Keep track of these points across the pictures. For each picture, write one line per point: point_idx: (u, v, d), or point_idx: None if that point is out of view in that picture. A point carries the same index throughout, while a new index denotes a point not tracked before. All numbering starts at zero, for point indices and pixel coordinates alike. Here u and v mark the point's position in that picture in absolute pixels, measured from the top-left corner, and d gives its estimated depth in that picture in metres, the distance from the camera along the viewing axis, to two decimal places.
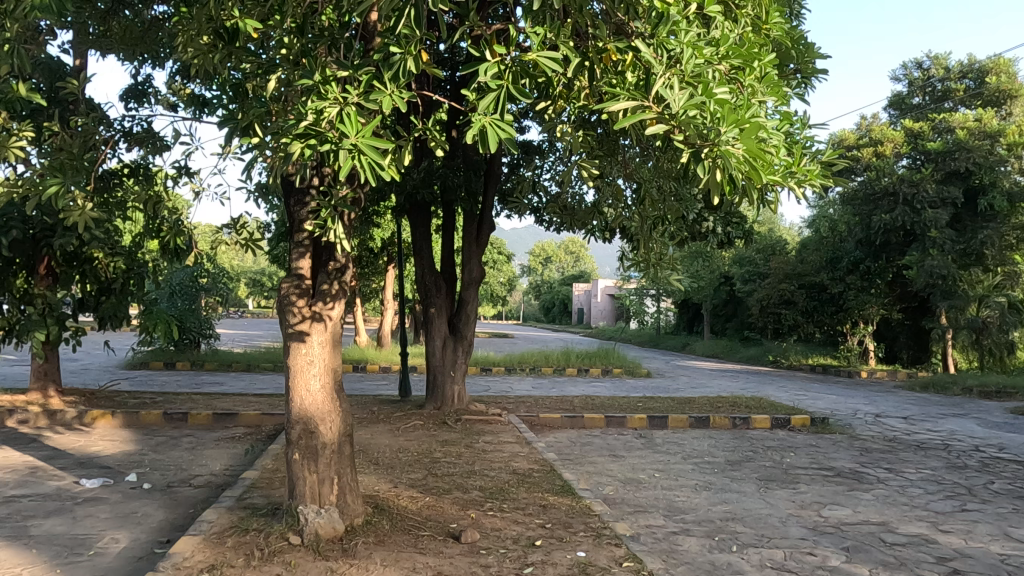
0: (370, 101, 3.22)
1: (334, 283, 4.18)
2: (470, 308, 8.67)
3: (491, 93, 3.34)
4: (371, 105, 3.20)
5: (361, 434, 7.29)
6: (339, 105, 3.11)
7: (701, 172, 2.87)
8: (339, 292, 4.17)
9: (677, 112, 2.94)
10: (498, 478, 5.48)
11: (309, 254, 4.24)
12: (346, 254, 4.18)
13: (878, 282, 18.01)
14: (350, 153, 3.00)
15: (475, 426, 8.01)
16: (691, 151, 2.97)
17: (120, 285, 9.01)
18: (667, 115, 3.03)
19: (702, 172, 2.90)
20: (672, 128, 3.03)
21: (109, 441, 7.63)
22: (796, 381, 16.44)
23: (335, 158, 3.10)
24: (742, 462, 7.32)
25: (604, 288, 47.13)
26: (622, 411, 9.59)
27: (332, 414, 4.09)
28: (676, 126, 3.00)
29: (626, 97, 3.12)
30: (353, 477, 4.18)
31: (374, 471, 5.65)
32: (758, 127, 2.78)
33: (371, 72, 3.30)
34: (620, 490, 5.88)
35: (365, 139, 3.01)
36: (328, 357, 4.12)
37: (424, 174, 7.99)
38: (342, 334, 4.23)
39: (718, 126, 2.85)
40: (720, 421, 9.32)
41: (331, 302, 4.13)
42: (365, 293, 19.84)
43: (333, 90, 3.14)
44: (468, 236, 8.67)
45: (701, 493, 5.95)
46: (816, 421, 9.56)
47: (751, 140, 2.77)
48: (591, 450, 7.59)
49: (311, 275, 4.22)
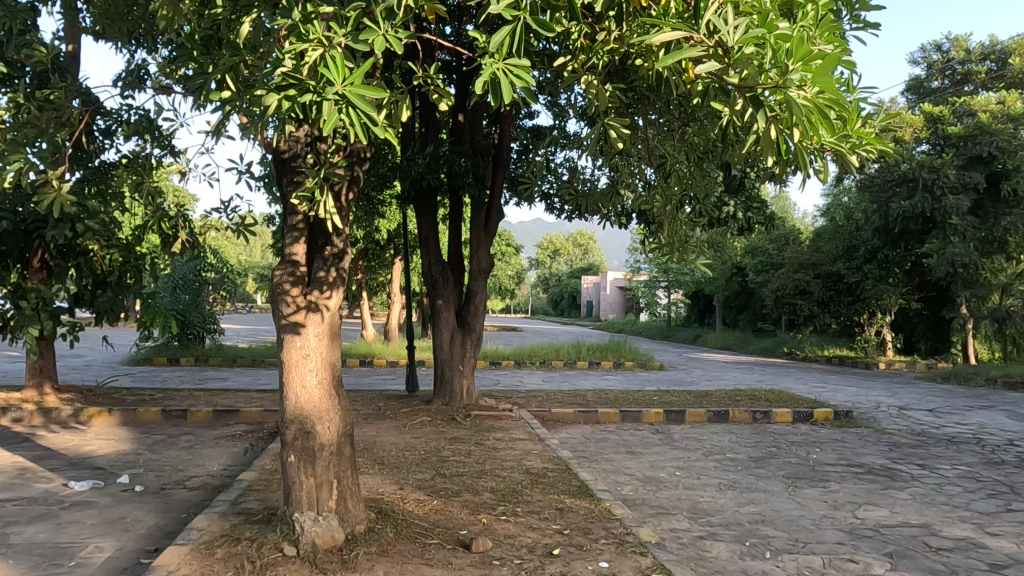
0: (360, 42, 2.85)
1: (330, 270, 3.84)
2: (479, 300, 8.37)
3: (506, 27, 2.96)
4: (361, 46, 2.83)
5: (366, 431, 6.97)
6: (323, 48, 2.76)
7: (762, 119, 2.64)
8: (336, 280, 3.85)
9: (732, 46, 2.63)
10: (510, 478, 5.15)
11: (304, 239, 3.88)
12: (344, 236, 3.85)
13: (897, 271, 17.55)
14: (337, 104, 2.66)
15: (485, 421, 7.68)
16: (750, 97, 2.71)
17: (116, 278, 8.70)
18: (719, 49, 2.69)
19: (764, 120, 2.67)
20: (725, 69, 2.72)
21: (104, 439, 7.33)
22: (813, 372, 16.04)
23: (319, 112, 2.75)
24: (766, 458, 6.96)
25: (613, 281, 46.71)
26: (637, 405, 9.24)
27: (330, 410, 3.75)
28: (730, 64, 2.68)
29: (670, 28, 2.73)
30: (354, 481, 3.85)
31: (379, 472, 5.32)
32: (834, 61, 2.47)
33: (360, 5, 2.90)
34: (641, 490, 5.54)
35: (353, 88, 2.65)
36: (326, 350, 3.78)
37: (429, 159, 7.60)
38: (342, 325, 3.90)
39: (785, 63, 2.55)
40: (739, 415, 8.96)
41: (328, 290, 3.80)
42: (372, 286, 19.54)
43: (315, 30, 2.79)
44: (477, 224, 8.35)
45: (726, 493, 5.60)
46: (840, 414, 9.19)
47: (826, 78, 2.48)
48: (607, 447, 7.24)
49: (306, 261, 3.87)
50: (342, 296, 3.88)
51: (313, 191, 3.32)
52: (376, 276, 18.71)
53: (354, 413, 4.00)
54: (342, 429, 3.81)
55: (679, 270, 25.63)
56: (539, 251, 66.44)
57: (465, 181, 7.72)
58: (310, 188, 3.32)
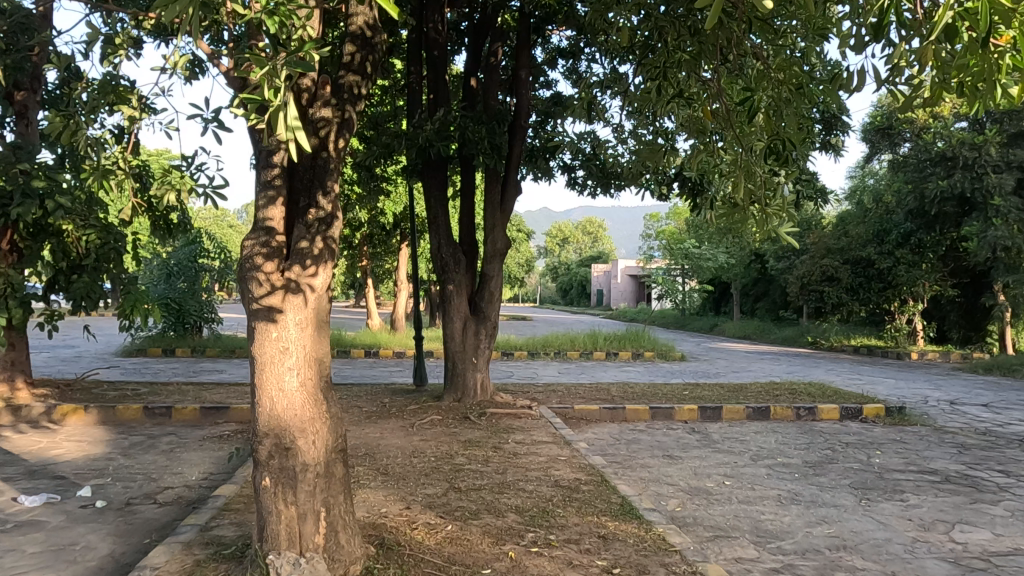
0: None
1: (314, 240, 2.97)
2: (494, 284, 7.52)
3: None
4: None
5: (368, 433, 6.15)
6: None
7: None
8: (323, 253, 2.98)
9: None
10: (539, 494, 4.31)
11: (282, 203, 3.02)
12: (334, 197, 2.98)
13: (931, 256, 16.42)
14: None
15: (503, 420, 6.85)
16: None
17: (93, 261, 7.82)
18: None
19: None
20: None
21: (76, 441, 6.53)
22: (845, 364, 15.12)
23: None
24: (822, 463, 6.12)
25: (625, 269, 45.80)
26: (668, 401, 8.39)
27: (314, 419, 2.91)
28: None
29: None
30: (348, 508, 3.03)
31: (383, 486, 4.50)
32: None
33: None
34: (689, 505, 4.72)
35: None
36: (310, 343, 2.94)
37: (438, 124, 6.69)
38: (330, 312, 3.05)
39: None
40: (782, 412, 8.12)
41: (313, 266, 2.94)
42: (378, 274, 18.76)
43: None
44: (491, 201, 7.46)
45: (790, 509, 4.76)
46: (892, 410, 8.33)
47: None
48: (639, 450, 6.41)
49: (284, 229, 3.01)
50: (330, 271, 3.04)
51: (264, 92, 2.33)
52: (381, 264, 17.89)
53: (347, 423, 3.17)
54: (331, 442, 2.98)
55: (696, 256, 24.73)
56: (548, 240, 65.62)
57: (478, 150, 6.78)
58: (260, 88, 2.32)
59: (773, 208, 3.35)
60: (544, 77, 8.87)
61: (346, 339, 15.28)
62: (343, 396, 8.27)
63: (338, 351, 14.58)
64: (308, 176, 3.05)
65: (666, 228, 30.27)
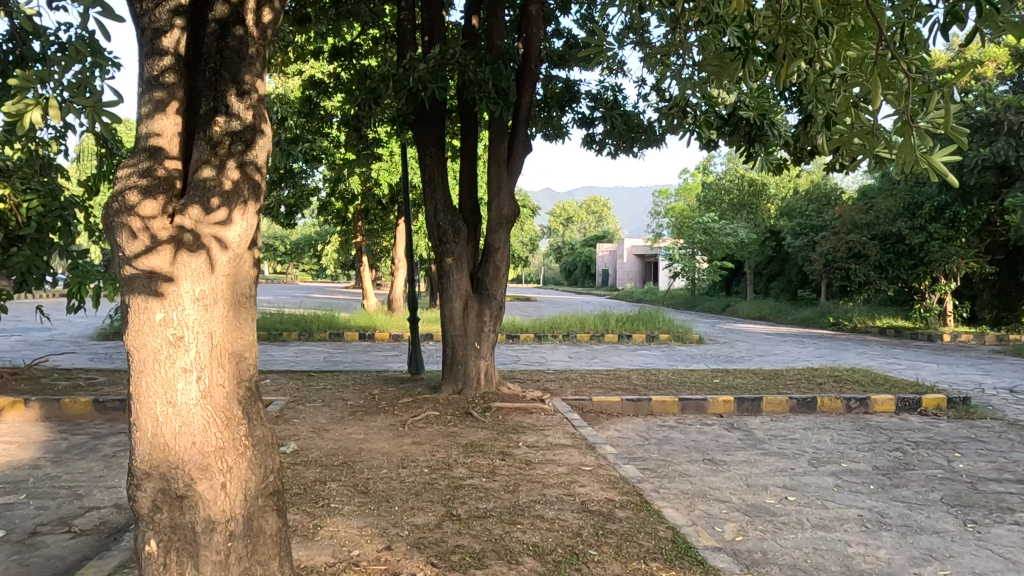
0: None
1: (224, 165, 2.12)
2: (500, 257, 6.44)
3: None
4: None
5: (352, 436, 5.11)
6: None
7: None
8: (233, 192, 2.12)
9: None
10: (562, 525, 3.29)
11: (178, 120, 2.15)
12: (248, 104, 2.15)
13: (967, 231, 15.21)
14: None
15: (512, 417, 5.80)
16: None
17: (34, 230, 6.76)
18: None
19: None
20: None
21: (5, 441, 5.51)
22: (875, 346, 14.06)
23: None
24: (897, 470, 5.07)
25: (631, 248, 44.79)
26: (698, 390, 7.34)
27: (220, 447, 2.10)
28: None
29: None
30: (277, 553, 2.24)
31: (360, 512, 3.47)
32: None
33: None
34: (752, 533, 3.70)
35: None
36: (218, 329, 2.11)
37: (434, 60, 5.56)
38: (248, 279, 2.22)
39: None
40: (830, 404, 7.07)
41: (221, 212, 2.10)
42: (374, 251, 17.67)
43: None
44: (497, 158, 6.38)
45: (881, 538, 3.73)
46: (955, 401, 7.28)
47: None
48: (673, 453, 5.38)
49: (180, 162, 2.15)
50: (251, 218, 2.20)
51: None
52: (378, 241, 16.80)
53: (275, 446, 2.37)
54: (249, 481, 2.19)
55: (714, 232, 23.57)
56: (551, 220, 64.46)
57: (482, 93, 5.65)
58: None
59: (926, 126, 2.26)
60: (555, 23, 7.72)
61: (339, 321, 14.24)
62: (327, 386, 7.24)
63: (331, 333, 13.55)
64: (214, 63, 2.21)
65: (676, 205, 29.10)
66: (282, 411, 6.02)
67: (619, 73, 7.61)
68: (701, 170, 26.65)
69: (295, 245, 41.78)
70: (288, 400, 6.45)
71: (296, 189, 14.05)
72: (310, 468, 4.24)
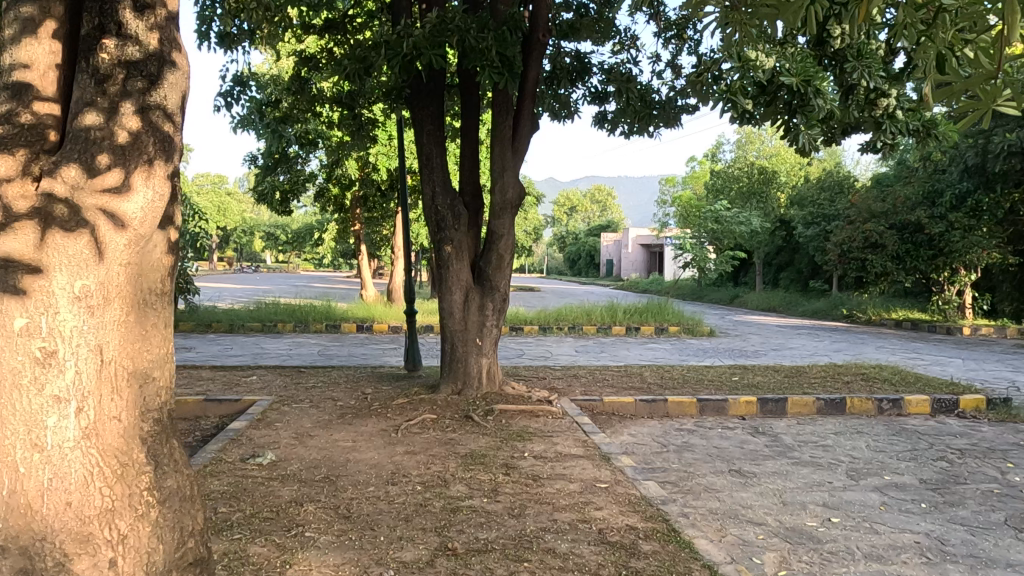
0: None
1: (117, 104, 2.17)
2: (503, 245, 5.87)
3: None
4: None
5: (339, 443, 4.59)
6: None
7: None
8: (130, 140, 2.14)
9: None
10: (578, 563, 2.76)
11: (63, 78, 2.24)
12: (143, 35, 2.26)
13: (988, 220, 14.60)
14: None
15: (518, 421, 5.25)
16: None
17: None
18: None
19: None
20: None
21: None
22: (894, 340, 13.49)
23: None
24: (947, 484, 4.53)
25: (636, 238, 44.10)
26: (716, 390, 6.80)
27: (107, 511, 2.16)
28: None
29: None
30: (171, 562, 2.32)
31: (339, 544, 2.94)
32: None
33: None
34: (797, 566, 3.17)
35: None
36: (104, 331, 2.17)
37: (433, 25, 4.98)
38: (143, 257, 2.28)
39: None
40: (860, 405, 6.54)
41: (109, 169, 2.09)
42: (375, 240, 17.11)
43: None
44: (501, 135, 5.81)
45: (947, 572, 3.20)
46: (995, 402, 6.74)
47: None
48: (695, 462, 4.85)
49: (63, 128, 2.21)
50: (162, 182, 2.21)
51: None
52: (378, 229, 16.25)
53: (191, 501, 2.46)
54: (148, 559, 2.24)
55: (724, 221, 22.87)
56: (555, 209, 63.71)
57: (486, 62, 5.07)
58: None
59: None
60: None
61: (336, 311, 13.71)
62: (317, 384, 6.74)
63: (327, 324, 13.04)
64: None
65: (683, 194, 28.47)
66: (264, 413, 5.51)
67: (632, 47, 7.06)
68: (710, 158, 26.01)
69: (296, 234, 41.32)
70: (273, 400, 5.95)
71: (291, 175, 13.63)
72: (286, 485, 3.73)
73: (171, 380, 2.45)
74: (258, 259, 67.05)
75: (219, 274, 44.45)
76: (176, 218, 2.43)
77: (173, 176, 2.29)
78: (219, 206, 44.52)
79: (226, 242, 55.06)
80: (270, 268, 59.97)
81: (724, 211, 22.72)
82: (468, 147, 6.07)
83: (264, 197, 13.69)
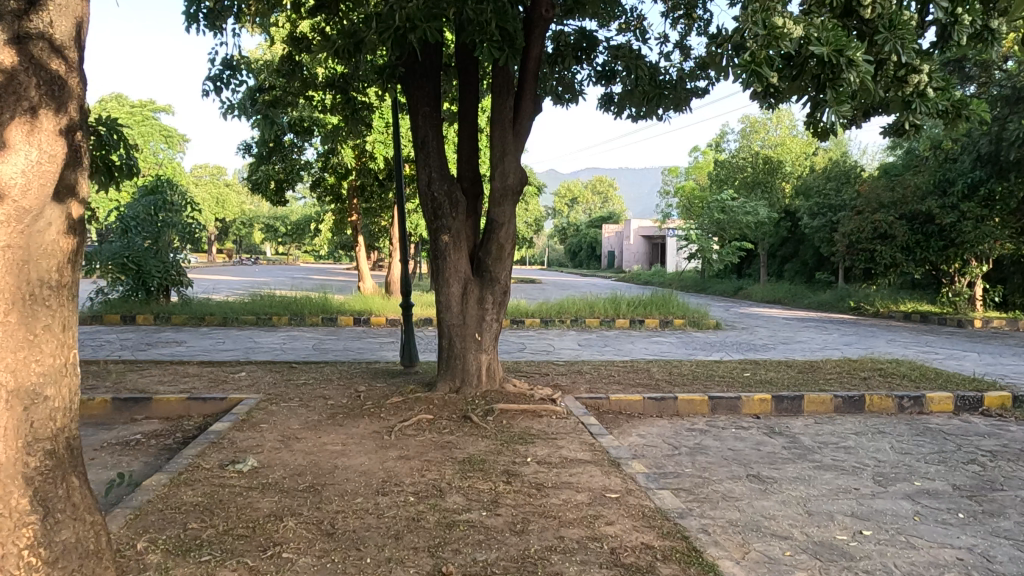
0: None
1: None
2: (503, 235, 5.52)
3: None
4: None
5: (328, 447, 4.26)
6: None
7: None
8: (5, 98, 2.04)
9: None
10: None
11: None
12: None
13: (1001, 210, 14.21)
14: None
15: (520, 422, 4.91)
16: None
17: None
18: None
19: None
20: None
21: None
22: (905, 333, 13.15)
23: None
24: (984, 490, 4.20)
25: (639, 229, 43.72)
26: (728, 386, 6.48)
27: None
28: None
29: None
30: None
31: (318, 569, 2.61)
32: None
33: None
34: None
35: None
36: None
37: None
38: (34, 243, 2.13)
39: None
40: (880, 403, 6.21)
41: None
42: (373, 231, 16.75)
43: None
44: (501, 117, 5.46)
45: None
46: (1022, 400, 6.40)
47: None
48: (711, 467, 4.52)
49: None
50: (50, 139, 2.11)
51: None
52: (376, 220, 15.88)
53: (97, 553, 2.31)
54: None
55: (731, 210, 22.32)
56: (557, 200, 63.28)
57: (483, 36, 4.72)
58: None
59: None
60: None
61: (332, 304, 13.38)
62: (308, 381, 6.41)
63: (324, 318, 12.72)
64: None
65: (687, 185, 28.08)
66: (250, 413, 5.18)
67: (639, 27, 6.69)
68: (714, 148, 25.62)
69: (295, 225, 40.92)
70: (261, 399, 5.62)
71: (286, 164, 13.30)
72: (265, 496, 3.41)
73: (70, 398, 2.27)
74: (257, 251, 66.64)
75: (218, 266, 44.11)
76: (73, 192, 2.27)
77: (64, 128, 2.18)
78: (217, 198, 44.07)
79: (225, 234, 54.64)
80: (271, 260, 59.67)
81: (729, 202, 22.34)
82: (466, 129, 5.71)
83: (258, 187, 13.35)
